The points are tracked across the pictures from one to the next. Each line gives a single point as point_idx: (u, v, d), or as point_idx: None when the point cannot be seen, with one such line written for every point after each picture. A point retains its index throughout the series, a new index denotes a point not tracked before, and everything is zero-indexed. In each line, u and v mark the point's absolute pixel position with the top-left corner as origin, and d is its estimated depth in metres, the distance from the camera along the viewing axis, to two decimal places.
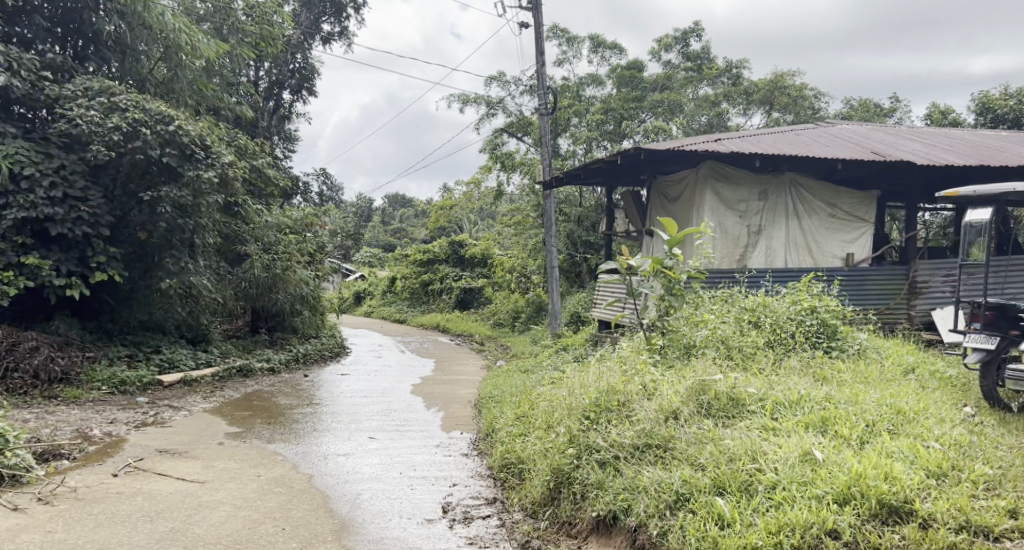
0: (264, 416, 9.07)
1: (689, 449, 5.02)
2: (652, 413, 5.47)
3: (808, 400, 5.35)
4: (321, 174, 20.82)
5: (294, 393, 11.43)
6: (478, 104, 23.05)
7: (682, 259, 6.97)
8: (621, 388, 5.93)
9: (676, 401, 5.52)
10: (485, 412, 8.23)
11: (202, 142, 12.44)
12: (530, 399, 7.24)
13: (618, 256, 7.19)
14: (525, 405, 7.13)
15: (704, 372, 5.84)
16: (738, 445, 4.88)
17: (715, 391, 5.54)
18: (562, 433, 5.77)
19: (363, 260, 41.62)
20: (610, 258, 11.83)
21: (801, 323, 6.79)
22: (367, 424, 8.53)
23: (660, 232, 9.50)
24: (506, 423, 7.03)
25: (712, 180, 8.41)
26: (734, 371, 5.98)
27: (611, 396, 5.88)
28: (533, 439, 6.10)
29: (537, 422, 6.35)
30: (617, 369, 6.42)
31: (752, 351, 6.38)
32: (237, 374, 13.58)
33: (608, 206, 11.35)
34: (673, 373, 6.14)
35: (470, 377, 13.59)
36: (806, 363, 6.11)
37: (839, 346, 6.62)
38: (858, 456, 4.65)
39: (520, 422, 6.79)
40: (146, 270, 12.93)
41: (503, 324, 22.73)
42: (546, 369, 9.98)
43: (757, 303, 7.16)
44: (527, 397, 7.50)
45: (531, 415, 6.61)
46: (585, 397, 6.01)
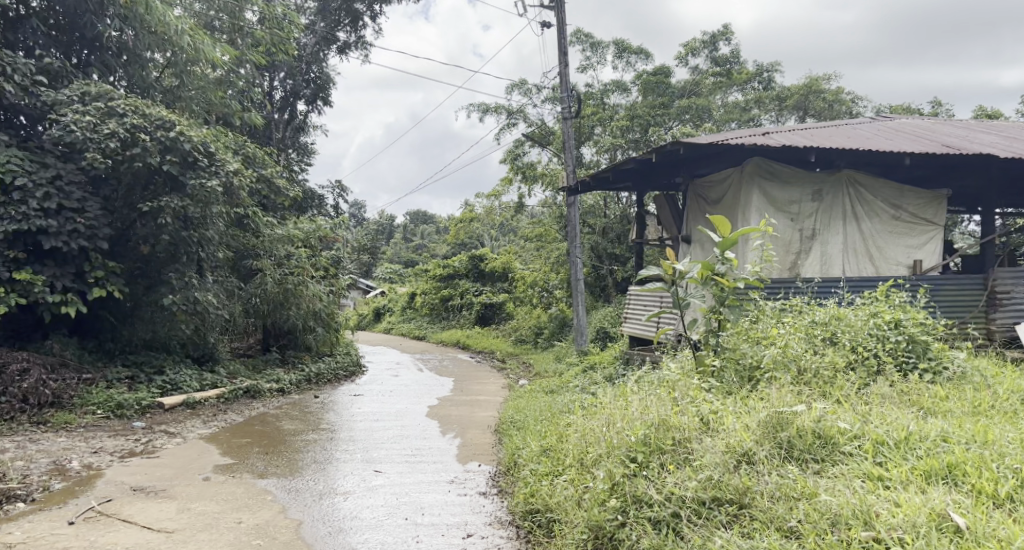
0: (264, 444, 8.24)
1: (777, 508, 4.21)
2: (718, 457, 4.65)
3: (919, 440, 4.53)
4: (337, 187, 20.12)
5: (301, 417, 10.60)
6: (498, 113, 22.31)
7: (736, 263, 6.13)
8: (675, 422, 5.11)
9: (747, 439, 4.73)
10: (509, 438, 7.35)
11: (205, 149, 11.73)
12: (559, 427, 6.41)
13: (659, 262, 6.32)
14: (554, 434, 6.30)
15: (779, 401, 5.02)
16: (842, 503, 4.06)
17: (798, 426, 4.75)
18: (602, 480, 4.97)
19: (384, 276, 40.99)
20: (643, 269, 10.91)
21: (885, 340, 5.90)
22: (378, 452, 7.67)
23: (703, 240, 8.63)
24: (532, 454, 6.19)
25: (758, 178, 7.55)
26: (816, 399, 5.16)
27: (662, 434, 5.06)
28: (565, 482, 5.29)
29: (569, 460, 5.54)
30: (664, 396, 5.58)
31: (830, 375, 5.53)
32: (244, 395, 12.78)
33: (640, 213, 10.46)
34: (737, 403, 5.32)
35: (491, 398, 12.74)
36: (899, 390, 5.29)
37: (932, 368, 5.72)
38: (1013, 523, 3.76)
39: (548, 455, 5.97)
40: (150, 286, 12.19)
41: (526, 340, 21.88)
42: (574, 391, 9.05)
43: (830, 315, 6.26)
44: (555, 425, 6.60)
45: (562, 448, 5.79)
46: (631, 434, 5.19)
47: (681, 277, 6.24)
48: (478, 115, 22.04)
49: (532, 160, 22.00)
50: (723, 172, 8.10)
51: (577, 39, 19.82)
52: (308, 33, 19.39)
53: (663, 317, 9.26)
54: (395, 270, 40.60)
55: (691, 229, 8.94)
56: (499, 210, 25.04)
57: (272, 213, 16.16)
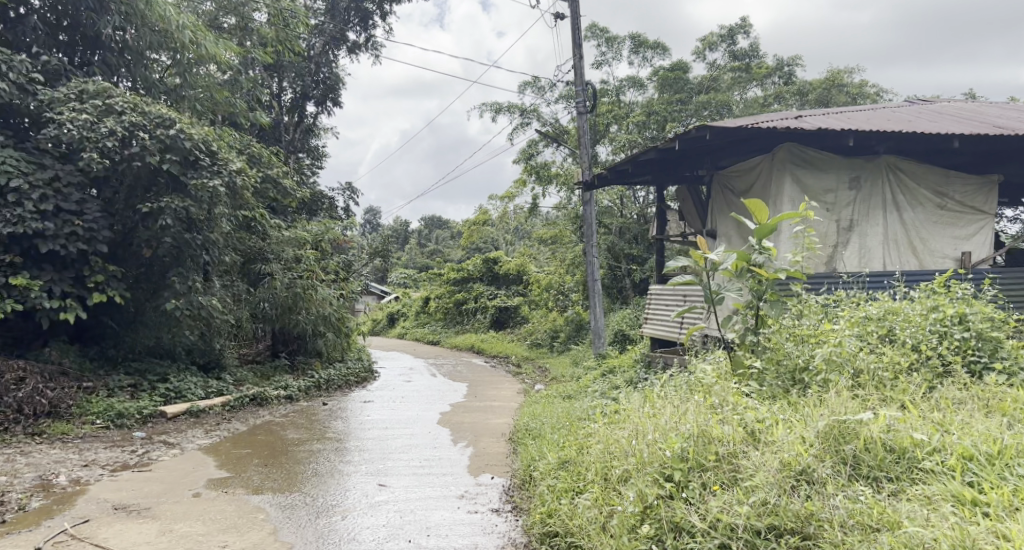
0: (264, 455, 7.75)
1: (852, 539, 3.84)
2: (773, 476, 4.27)
3: (1014, 455, 4.07)
4: (348, 189, 19.68)
5: (307, 425, 10.13)
6: (511, 113, 21.83)
7: (774, 253, 5.65)
8: (716, 434, 4.69)
9: (806, 454, 4.33)
10: (527, 446, 6.82)
11: (207, 148, 11.28)
12: (579, 435, 5.93)
13: (689, 251, 5.79)
14: (574, 442, 5.85)
15: (840, 409, 4.60)
16: (937, 536, 3.64)
17: (865, 440, 4.33)
18: (633, 501, 4.59)
19: (398, 281, 40.56)
20: (664, 267, 10.35)
21: (948, 336, 5.36)
22: (388, 462, 7.19)
23: (730, 234, 8.10)
24: (552, 467, 5.70)
25: (790, 165, 7.04)
26: (881, 405, 4.70)
27: (703, 448, 4.65)
28: (587, 501, 4.86)
29: (592, 476, 5.12)
30: (701, 404, 5.14)
31: (890, 378, 5.05)
32: (251, 403, 12.31)
33: (659, 208, 9.92)
34: (789, 411, 4.89)
35: (506, 404, 12.23)
36: (974, 394, 4.79)
37: (1007, 368, 5.16)
38: None
39: (569, 466, 5.52)
40: (153, 291, 11.78)
41: (541, 344, 21.33)
42: (594, 397, 8.47)
43: (887, 310, 5.75)
44: (576, 434, 6.08)
45: (586, 458, 5.36)
46: (668, 448, 4.76)
47: (714, 268, 5.71)
48: (490, 114, 21.57)
49: (546, 159, 21.49)
50: (751, 160, 7.58)
51: (591, 34, 19.33)
52: (316, 33, 18.97)
53: (687, 313, 8.82)
54: (409, 275, 40.02)
55: (717, 224, 8.40)
56: (512, 212, 24.52)
57: (279, 216, 15.73)
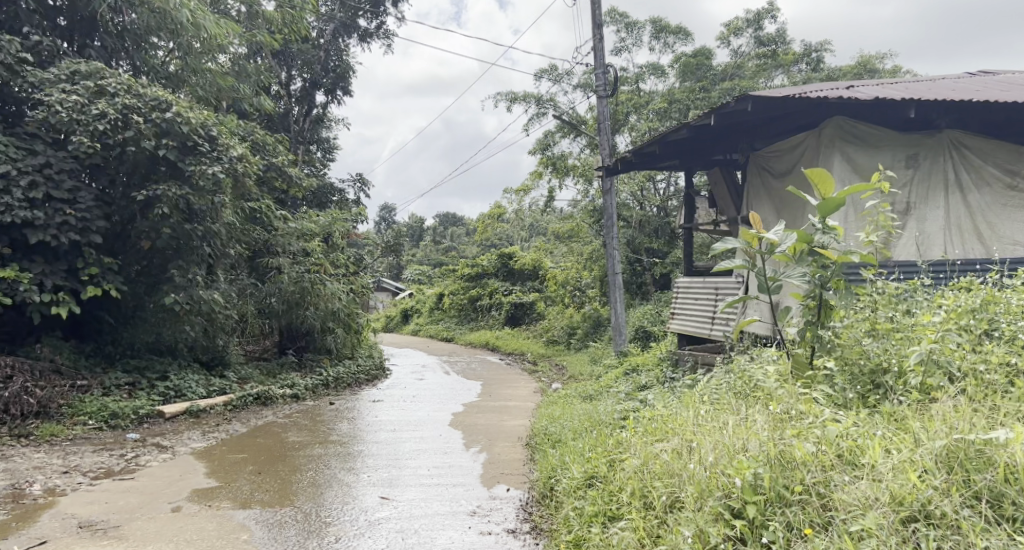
0: (260, 461, 7.12)
1: None
2: (884, 517, 3.60)
3: None
4: (359, 181, 18.95)
5: (311, 426, 9.47)
6: (527, 102, 21.14)
7: (842, 233, 5.02)
8: (794, 457, 4.08)
9: (925, 487, 3.63)
10: (549, 452, 6.15)
11: (207, 133, 10.63)
12: (609, 444, 5.35)
13: (740, 232, 5.10)
14: (603, 453, 5.25)
15: (966, 427, 3.85)
16: None
17: (1005, 469, 3.57)
18: (689, 542, 4.00)
19: (412, 277, 39.96)
20: (693, 258, 9.61)
21: None
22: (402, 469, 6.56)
23: (769, 221, 7.38)
24: (580, 482, 5.11)
25: (840, 141, 6.38)
26: (1013, 420, 3.92)
27: (783, 476, 4.02)
28: (625, 532, 4.33)
29: (629, 498, 4.59)
30: (769, 417, 4.52)
31: (1005, 382, 4.29)
32: (254, 402, 11.71)
33: (688, 194, 9.20)
34: (894, 427, 4.16)
35: (522, 404, 11.55)
36: None
37: None
38: None
39: (602, 483, 4.94)
40: (153, 285, 11.19)
41: (558, 341, 20.64)
42: (621, 400, 7.72)
43: (985, 301, 4.97)
44: (605, 444, 5.40)
45: (626, 476, 4.78)
46: (737, 474, 4.11)
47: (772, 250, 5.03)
48: (505, 104, 20.88)
49: (563, 150, 20.78)
50: (793, 139, 6.90)
51: (611, 19, 18.63)
52: (325, 19, 18.25)
53: (719, 315, 8.22)
54: (423, 270, 39.36)
55: (752, 211, 7.69)
56: (528, 205, 23.84)
57: (286, 208, 15.12)
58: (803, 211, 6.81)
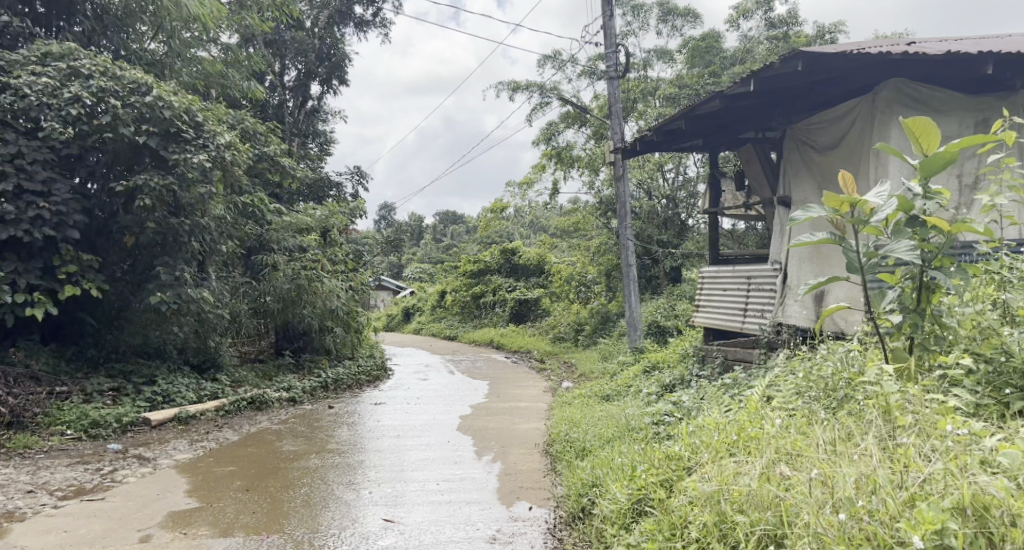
0: (248, 475, 6.38)
1: None
2: None
3: None
4: (356, 174, 17.88)
5: (308, 432, 8.69)
6: (530, 91, 20.36)
7: (947, 196, 4.21)
8: (990, 503, 3.29)
9: None
10: (582, 464, 5.37)
11: (192, 119, 9.76)
12: (658, 460, 4.66)
13: (825, 198, 4.34)
14: (649, 471, 4.59)
15: None
16: None
17: None
18: None
19: (413, 275, 39.16)
20: (719, 247, 8.86)
21: None
22: (420, 482, 5.81)
23: (810, 200, 6.65)
24: (628, 507, 4.44)
25: (898, 105, 5.77)
26: None
27: (981, 538, 3.23)
28: None
29: (698, 534, 3.92)
30: (930, 442, 3.72)
31: None
32: (248, 407, 10.90)
33: (713, 176, 8.44)
34: None
35: (534, 405, 10.80)
36: None
37: None
38: None
39: (663, 512, 4.23)
40: (139, 285, 10.33)
41: (565, 338, 19.93)
42: (652, 403, 6.92)
43: None
44: (645, 461, 4.70)
45: (689, 502, 4.12)
46: (916, 530, 3.24)
47: (866, 221, 4.23)
48: (507, 93, 20.11)
49: (568, 140, 20.01)
50: (839, 108, 6.24)
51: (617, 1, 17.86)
52: (318, 6, 17.35)
53: (753, 305, 7.60)
54: (424, 268, 38.59)
55: (788, 191, 6.96)
56: (531, 199, 23.09)
57: (280, 202, 14.34)
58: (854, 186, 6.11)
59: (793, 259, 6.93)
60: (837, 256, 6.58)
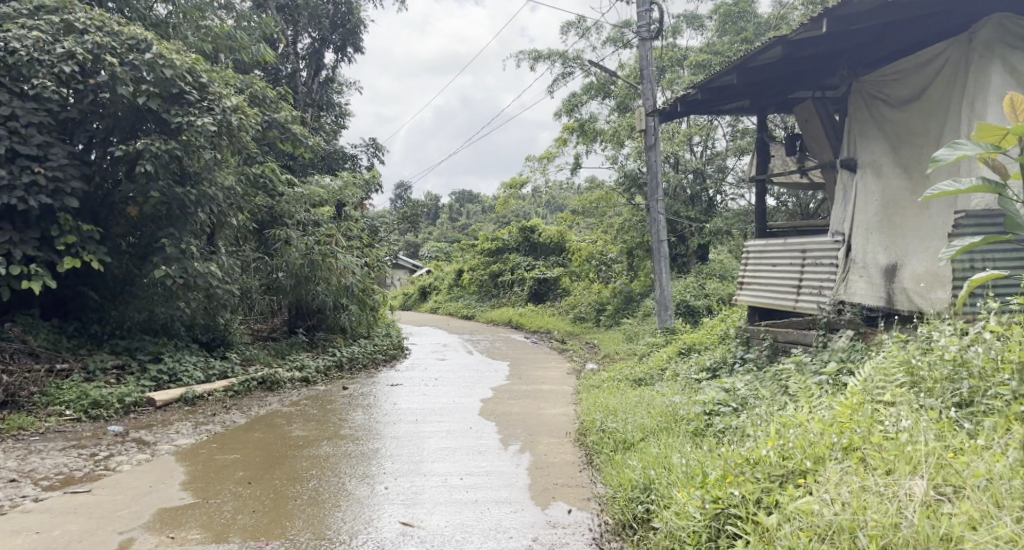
0: (252, 464, 5.75)
1: None
2: None
3: None
4: (371, 146, 16.85)
5: (319, 415, 8.01)
6: (551, 61, 19.55)
7: None
8: None
9: None
10: (629, 461, 4.71)
11: (196, 80, 9.04)
12: (737, 468, 3.98)
13: None
14: (727, 480, 3.91)
15: None
16: None
17: None
18: None
19: (429, 255, 38.55)
20: (766, 219, 8.15)
21: None
22: (448, 477, 5.16)
23: (879, 161, 6.09)
24: (704, 526, 3.76)
25: (998, 46, 5.09)
26: None
27: None
28: None
29: None
30: None
31: None
32: (259, 388, 9.84)
33: (761, 141, 7.94)
34: None
35: (558, 388, 10.14)
36: None
37: None
38: None
39: (764, 542, 3.52)
40: (143, 258, 9.41)
41: (586, 318, 19.23)
42: (702, 390, 6.16)
43: None
44: (720, 464, 4.09)
45: (799, 530, 3.46)
46: None
47: None
48: (529, 63, 19.30)
49: (591, 112, 19.18)
50: (923, 53, 5.63)
51: None
52: None
53: (807, 283, 6.93)
54: (440, 247, 37.98)
55: (853, 153, 6.39)
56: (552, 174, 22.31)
57: (293, 173, 13.66)
58: (936, 141, 5.55)
59: (857, 233, 6.32)
60: (908, 225, 5.84)
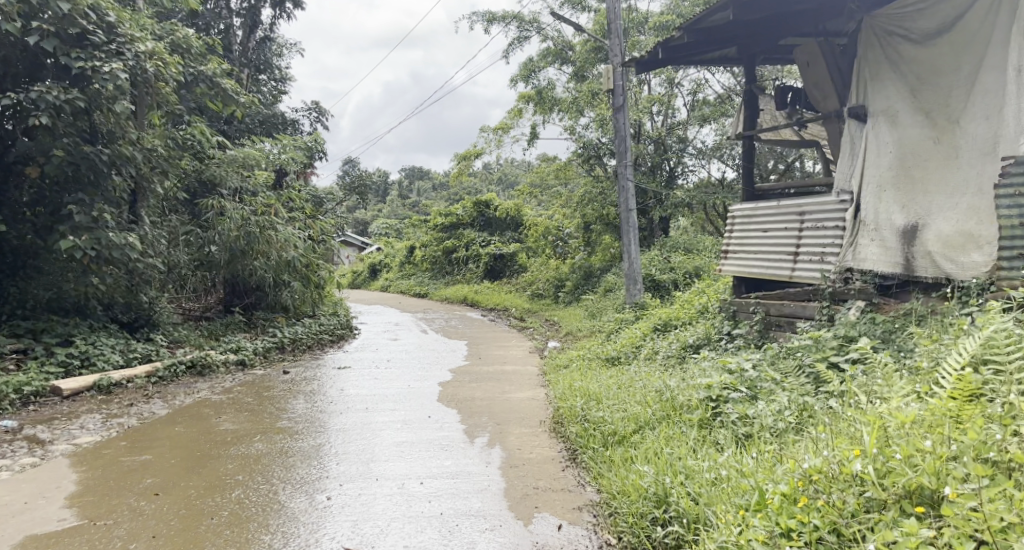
0: (167, 466, 4.68)
1: None
2: None
3: None
4: (314, 110, 15.60)
5: (254, 405, 6.94)
6: (506, 23, 18.48)
7: None
8: None
9: None
10: (635, 464, 3.90)
11: (103, 18, 7.76)
12: (807, 487, 3.11)
13: None
14: (798, 504, 3.06)
15: None
16: None
17: None
18: None
19: (378, 231, 37.12)
20: (753, 181, 7.40)
21: None
22: (411, 481, 4.26)
23: (896, 107, 5.39)
24: None
25: None
26: None
27: None
28: None
29: None
30: None
31: None
32: (189, 373, 8.59)
33: (750, 94, 7.16)
34: None
35: (523, 369, 9.28)
36: None
37: None
38: None
39: None
40: (49, 225, 8.07)
41: (545, 295, 18.40)
42: (700, 371, 5.29)
43: None
44: (776, 482, 3.23)
45: None
46: None
47: None
48: (483, 25, 18.20)
49: (549, 79, 18.18)
50: None
51: None
52: None
53: (805, 250, 6.17)
54: (390, 223, 36.68)
55: (864, 99, 5.67)
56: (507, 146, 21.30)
57: (226, 137, 12.41)
58: (970, 78, 4.89)
59: (868, 189, 5.57)
60: (931, 178, 5.13)
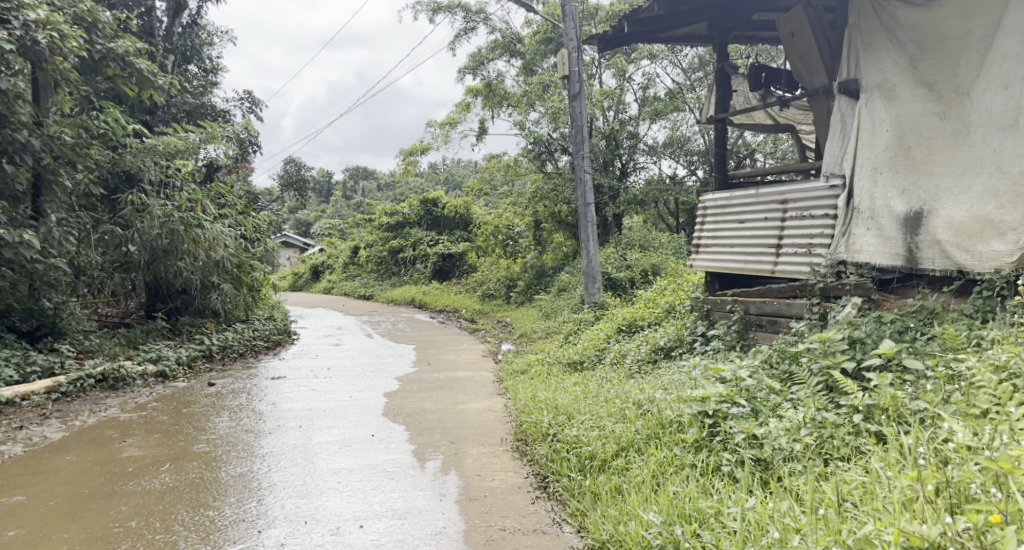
0: (46, 512, 3.84)
1: None
2: None
3: None
4: (247, 100, 14.54)
5: (170, 424, 6.03)
6: (453, 13, 17.71)
7: None
8: None
9: None
10: (633, 503, 3.32)
11: None
12: None
13: None
14: None
15: None
16: None
17: None
18: None
19: (321, 232, 35.77)
20: (726, 167, 6.80)
21: None
22: (347, 525, 3.54)
23: (893, 81, 4.83)
24: None
25: None
26: None
27: None
28: None
29: None
30: None
31: None
32: (98, 388, 7.60)
33: (722, 69, 6.56)
34: None
35: (476, 375, 8.52)
36: None
37: None
38: None
39: None
40: None
41: (495, 296, 17.65)
42: (683, 380, 4.63)
43: None
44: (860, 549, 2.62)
45: None
46: None
47: None
48: (428, 14, 17.38)
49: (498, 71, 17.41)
50: None
51: None
52: None
53: (786, 241, 5.57)
54: (334, 224, 35.41)
55: (856, 73, 5.10)
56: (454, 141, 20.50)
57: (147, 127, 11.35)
58: (984, 42, 4.36)
59: (862, 172, 4.99)
60: (936, 158, 4.58)
